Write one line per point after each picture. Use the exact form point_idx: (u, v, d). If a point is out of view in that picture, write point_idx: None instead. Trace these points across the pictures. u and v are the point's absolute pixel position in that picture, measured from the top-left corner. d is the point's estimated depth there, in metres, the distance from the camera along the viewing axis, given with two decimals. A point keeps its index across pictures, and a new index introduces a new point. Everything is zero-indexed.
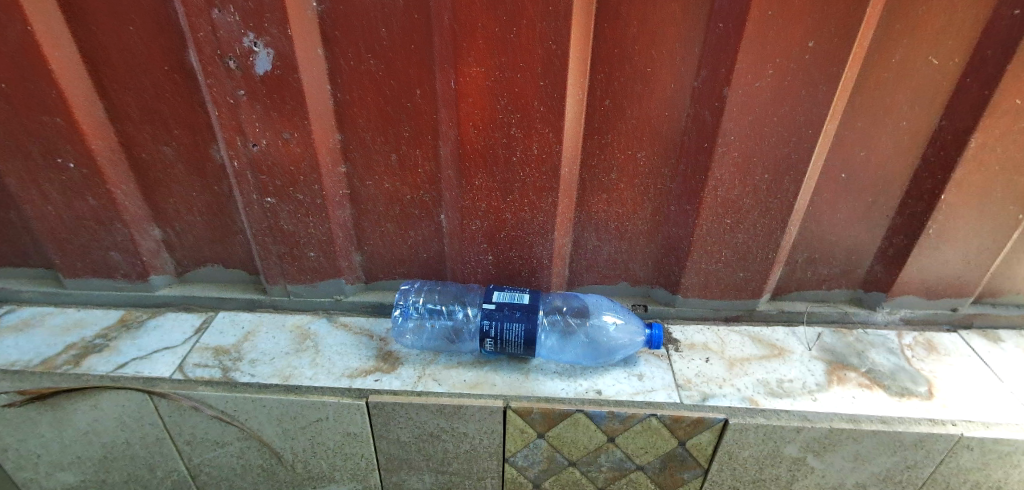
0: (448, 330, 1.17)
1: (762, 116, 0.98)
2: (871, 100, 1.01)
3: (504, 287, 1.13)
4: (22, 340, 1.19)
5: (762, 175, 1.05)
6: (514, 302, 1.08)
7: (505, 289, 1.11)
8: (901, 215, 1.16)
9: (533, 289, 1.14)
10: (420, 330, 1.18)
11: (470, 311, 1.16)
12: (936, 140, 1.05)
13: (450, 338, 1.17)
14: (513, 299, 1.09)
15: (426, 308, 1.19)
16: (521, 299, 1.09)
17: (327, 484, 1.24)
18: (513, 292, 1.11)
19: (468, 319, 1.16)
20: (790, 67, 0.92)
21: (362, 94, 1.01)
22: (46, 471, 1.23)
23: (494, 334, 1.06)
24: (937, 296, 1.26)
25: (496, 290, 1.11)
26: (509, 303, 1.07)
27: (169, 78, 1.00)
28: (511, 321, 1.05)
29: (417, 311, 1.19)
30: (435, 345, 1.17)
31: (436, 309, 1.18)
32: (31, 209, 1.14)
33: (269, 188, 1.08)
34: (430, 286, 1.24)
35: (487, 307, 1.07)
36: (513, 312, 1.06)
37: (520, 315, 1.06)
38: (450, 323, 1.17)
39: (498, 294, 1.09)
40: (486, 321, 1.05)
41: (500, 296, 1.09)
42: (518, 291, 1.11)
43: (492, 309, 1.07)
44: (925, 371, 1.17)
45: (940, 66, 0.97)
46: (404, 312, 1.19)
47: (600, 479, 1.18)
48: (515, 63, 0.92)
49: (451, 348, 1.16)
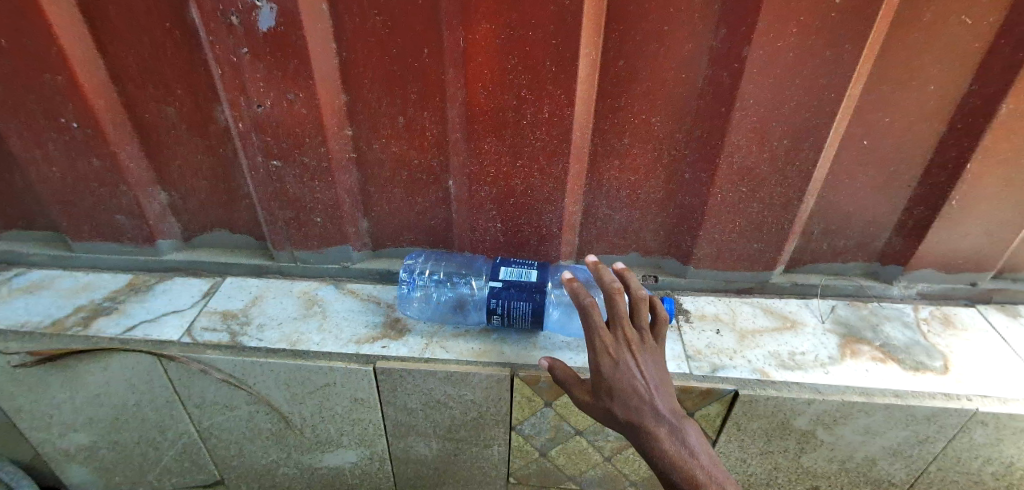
0: (456, 301, 1.15)
1: (783, 78, 0.94)
2: (900, 63, 0.96)
3: (512, 260, 1.10)
4: (32, 302, 1.19)
5: (780, 142, 1.02)
6: (523, 281, 1.05)
7: (513, 265, 1.08)
8: (922, 185, 1.12)
9: (542, 263, 1.10)
10: (428, 302, 1.17)
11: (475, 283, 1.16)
12: (965, 106, 1.00)
13: (459, 310, 1.15)
14: (521, 277, 1.05)
15: (433, 279, 1.19)
16: (530, 276, 1.05)
17: (336, 449, 1.26)
18: (521, 267, 1.08)
19: (477, 291, 1.15)
20: (816, 25, 0.88)
21: (367, 53, 0.97)
22: (59, 432, 1.25)
23: (500, 310, 1.04)
24: (955, 270, 1.23)
25: (503, 264, 1.08)
26: (517, 282, 1.04)
27: (170, 35, 0.97)
28: (519, 299, 1.04)
29: (425, 281, 1.19)
30: (443, 315, 1.16)
31: (442, 281, 1.18)
32: (37, 171, 1.13)
33: (274, 151, 1.06)
34: (438, 256, 1.24)
35: (494, 285, 1.04)
36: (520, 291, 1.04)
37: (528, 294, 1.03)
38: (458, 295, 1.16)
39: (506, 270, 1.06)
40: (493, 298, 1.04)
41: (508, 273, 1.06)
42: (528, 266, 1.08)
43: (499, 287, 1.04)
44: (942, 346, 1.15)
45: (976, 27, 0.91)
46: (410, 283, 1.19)
47: (606, 449, 1.19)
48: (526, 20, 0.88)
49: (459, 317, 1.15)
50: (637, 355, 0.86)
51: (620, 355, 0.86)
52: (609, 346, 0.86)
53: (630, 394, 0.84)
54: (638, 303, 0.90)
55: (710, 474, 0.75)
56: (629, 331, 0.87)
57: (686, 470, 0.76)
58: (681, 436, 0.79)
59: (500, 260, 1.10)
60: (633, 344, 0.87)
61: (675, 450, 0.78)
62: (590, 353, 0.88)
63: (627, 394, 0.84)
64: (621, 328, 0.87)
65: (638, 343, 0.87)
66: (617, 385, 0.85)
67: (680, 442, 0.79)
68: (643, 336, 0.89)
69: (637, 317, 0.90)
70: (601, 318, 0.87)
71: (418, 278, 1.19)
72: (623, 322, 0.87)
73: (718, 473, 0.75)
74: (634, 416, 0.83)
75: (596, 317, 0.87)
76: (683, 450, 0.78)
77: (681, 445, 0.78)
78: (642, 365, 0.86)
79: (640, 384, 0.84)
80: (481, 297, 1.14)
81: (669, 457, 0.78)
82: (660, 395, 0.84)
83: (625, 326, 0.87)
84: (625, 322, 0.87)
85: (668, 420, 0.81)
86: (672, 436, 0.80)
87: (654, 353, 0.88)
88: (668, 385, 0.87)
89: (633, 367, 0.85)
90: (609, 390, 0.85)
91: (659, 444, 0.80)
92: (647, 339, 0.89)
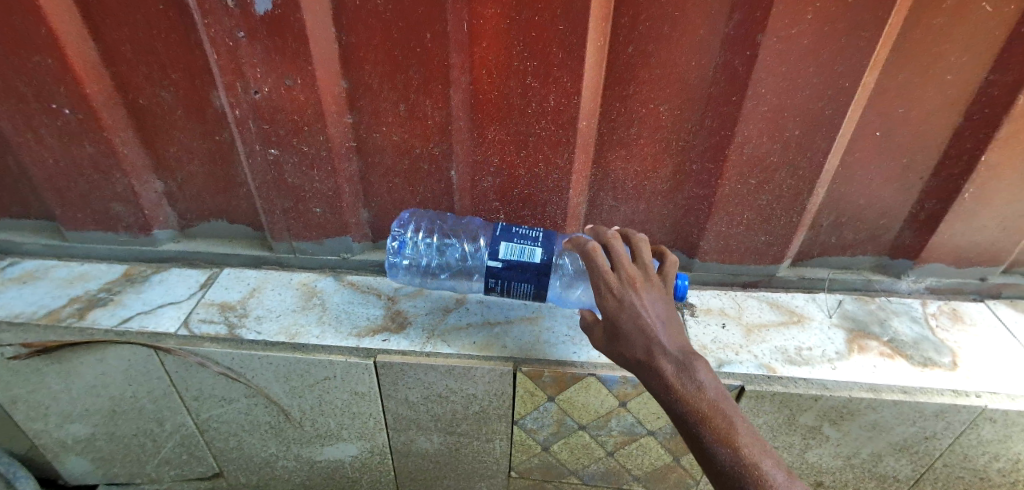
0: (454, 266, 1.16)
1: (798, 66, 0.91)
2: (919, 51, 0.93)
3: (513, 232, 1.01)
4: (26, 291, 1.18)
5: (792, 131, 0.99)
6: (524, 261, 0.99)
7: (514, 239, 1.00)
8: (936, 178, 1.10)
9: (547, 233, 1.02)
10: (424, 267, 1.18)
11: (466, 246, 1.14)
12: (983, 96, 0.97)
13: (459, 274, 1.17)
14: (522, 257, 0.99)
15: (424, 243, 1.17)
16: (533, 256, 0.99)
17: (336, 442, 1.24)
18: (523, 243, 1.00)
19: (468, 253, 1.14)
20: (834, 10, 0.85)
21: (368, 37, 0.94)
22: (56, 423, 1.23)
23: (500, 289, 1.02)
24: (966, 264, 1.21)
25: (503, 238, 1.00)
26: (518, 262, 0.99)
27: (165, 16, 0.94)
28: (520, 281, 1.00)
29: (417, 243, 1.17)
30: (442, 277, 1.18)
31: (434, 245, 1.15)
32: (30, 157, 1.11)
33: (272, 138, 1.04)
34: (431, 220, 1.18)
35: (493, 265, 0.99)
36: (521, 272, 0.99)
37: (530, 277, 1.00)
38: (455, 261, 1.15)
39: (506, 248, 0.99)
40: (492, 279, 1.00)
41: (508, 251, 0.99)
42: (531, 242, 1.00)
43: (499, 267, 0.99)
44: (950, 341, 1.13)
45: (997, 14, 0.88)
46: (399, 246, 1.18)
47: (609, 443, 1.17)
48: (533, 3, 0.84)
49: (460, 281, 1.18)
50: (642, 293, 0.83)
51: (624, 293, 0.83)
52: (614, 286, 0.83)
53: (636, 332, 0.80)
54: (640, 249, 0.90)
55: (717, 407, 0.72)
56: (633, 273, 0.85)
57: (694, 405, 0.73)
58: (690, 371, 0.75)
59: (500, 230, 1.01)
60: (637, 284, 0.84)
61: (684, 385, 0.74)
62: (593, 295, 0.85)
63: (632, 331, 0.80)
64: (624, 269, 0.85)
65: (643, 283, 0.84)
66: (622, 324, 0.81)
67: (688, 376, 0.75)
68: (648, 277, 0.86)
69: (640, 261, 0.89)
70: (604, 261, 0.85)
71: (410, 239, 1.17)
72: (625, 265, 0.86)
73: (728, 405, 0.73)
74: (640, 353, 0.79)
75: (598, 260, 0.85)
76: (691, 386, 0.74)
77: (689, 380, 0.75)
78: (648, 304, 0.82)
79: (647, 321, 0.80)
80: (480, 265, 1.15)
81: (677, 392, 0.74)
82: (666, 330, 0.80)
83: (628, 268, 0.85)
84: (628, 265, 0.86)
85: (676, 356, 0.77)
86: (680, 372, 0.76)
87: (660, 292, 0.85)
88: (679, 325, 0.82)
89: (639, 306, 0.81)
90: (613, 329, 0.82)
91: (666, 380, 0.76)
92: (653, 281, 0.86)
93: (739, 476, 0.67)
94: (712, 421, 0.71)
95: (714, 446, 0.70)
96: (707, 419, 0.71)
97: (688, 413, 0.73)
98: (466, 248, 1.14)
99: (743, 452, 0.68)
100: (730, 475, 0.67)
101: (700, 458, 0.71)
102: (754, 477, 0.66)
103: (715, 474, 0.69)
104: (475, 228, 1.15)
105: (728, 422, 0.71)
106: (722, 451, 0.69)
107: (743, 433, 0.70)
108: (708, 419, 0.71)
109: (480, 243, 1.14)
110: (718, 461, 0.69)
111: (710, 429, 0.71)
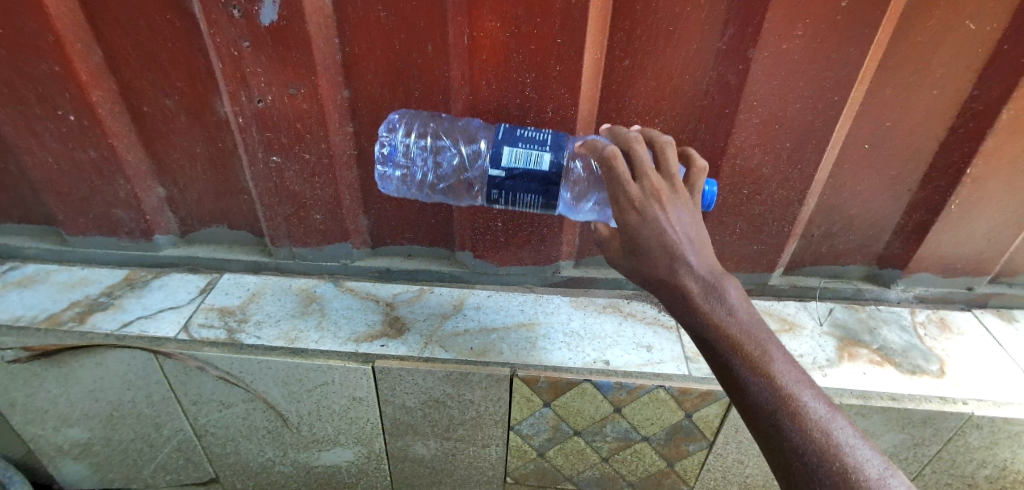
0: (452, 170, 1.05)
1: (788, 80, 0.94)
2: (905, 66, 0.96)
3: (518, 135, 0.90)
4: (26, 295, 1.18)
5: (783, 143, 1.02)
6: (531, 169, 0.89)
7: (519, 144, 0.89)
8: (924, 189, 1.12)
9: (557, 136, 0.91)
10: (418, 177, 1.08)
11: (465, 149, 1.02)
12: (968, 110, 1.00)
13: (458, 180, 1.07)
14: (529, 165, 0.88)
15: (416, 148, 1.03)
16: (541, 162, 0.88)
17: (333, 447, 1.25)
18: (529, 148, 0.88)
19: (467, 156, 1.02)
20: (823, 26, 0.87)
21: (370, 47, 0.96)
22: (53, 427, 1.24)
23: (504, 201, 0.92)
24: (953, 274, 1.24)
25: (506, 144, 0.89)
26: (524, 170, 0.89)
27: (170, 25, 0.95)
28: (526, 191, 0.90)
29: (409, 147, 1.04)
30: (438, 185, 1.08)
31: (428, 148, 1.03)
32: (34, 162, 1.12)
33: (274, 146, 1.05)
34: (425, 118, 1.03)
35: (496, 175, 0.89)
36: (528, 181, 0.89)
37: (537, 187, 0.90)
38: (452, 165, 1.04)
39: (510, 154, 0.88)
40: (495, 190, 0.90)
41: (512, 158, 0.88)
42: (539, 147, 0.89)
43: (503, 177, 0.89)
44: (938, 349, 1.15)
45: (980, 31, 0.91)
46: (391, 151, 1.05)
47: (605, 449, 1.19)
48: (531, 16, 0.87)
49: (459, 190, 1.08)
50: (668, 205, 0.70)
51: (648, 207, 0.70)
52: (636, 198, 0.70)
53: (659, 250, 0.69)
54: (665, 153, 0.76)
55: (749, 334, 0.65)
56: (659, 183, 0.72)
57: (724, 332, 0.65)
58: (720, 295, 0.67)
59: (503, 135, 0.90)
60: (663, 194, 0.71)
61: (713, 310, 0.67)
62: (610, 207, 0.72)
63: (656, 248, 0.69)
64: (648, 178, 0.72)
65: (669, 193, 0.71)
66: (644, 242, 0.70)
67: (718, 300, 0.67)
68: (675, 186, 0.73)
69: (666, 166, 0.75)
70: (625, 169, 0.72)
71: (399, 143, 1.04)
72: (648, 174, 0.72)
73: (765, 336, 0.66)
74: (665, 274, 0.69)
75: (617, 167, 0.72)
76: (721, 310, 0.66)
77: (718, 304, 0.67)
78: (675, 220, 0.70)
79: (673, 239, 0.69)
80: (480, 172, 1.03)
81: (709, 319, 0.67)
82: (694, 250, 0.70)
83: (653, 177, 0.72)
84: (653, 173, 0.72)
85: (705, 279, 0.68)
86: (708, 296, 0.67)
87: (688, 204, 0.73)
88: (705, 241, 0.72)
89: (665, 222, 0.69)
90: (634, 245, 0.71)
91: (694, 304, 0.68)
92: (680, 192, 0.73)
93: (774, 411, 0.61)
94: (748, 352, 0.64)
95: (746, 376, 0.63)
96: (740, 347, 0.65)
97: (720, 343, 0.66)
98: (464, 152, 1.02)
99: (779, 385, 0.62)
100: (763, 410, 0.62)
101: (729, 389, 0.66)
102: (790, 412, 0.61)
103: (744, 404, 0.64)
104: (474, 130, 1.01)
105: (764, 354, 0.64)
106: (755, 381, 0.63)
107: (780, 365, 0.64)
108: (743, 351, 0.64)
109: (480, 146, 1.01)
110: (751, 395, 0.63)
111: (744, 363, 0.64)
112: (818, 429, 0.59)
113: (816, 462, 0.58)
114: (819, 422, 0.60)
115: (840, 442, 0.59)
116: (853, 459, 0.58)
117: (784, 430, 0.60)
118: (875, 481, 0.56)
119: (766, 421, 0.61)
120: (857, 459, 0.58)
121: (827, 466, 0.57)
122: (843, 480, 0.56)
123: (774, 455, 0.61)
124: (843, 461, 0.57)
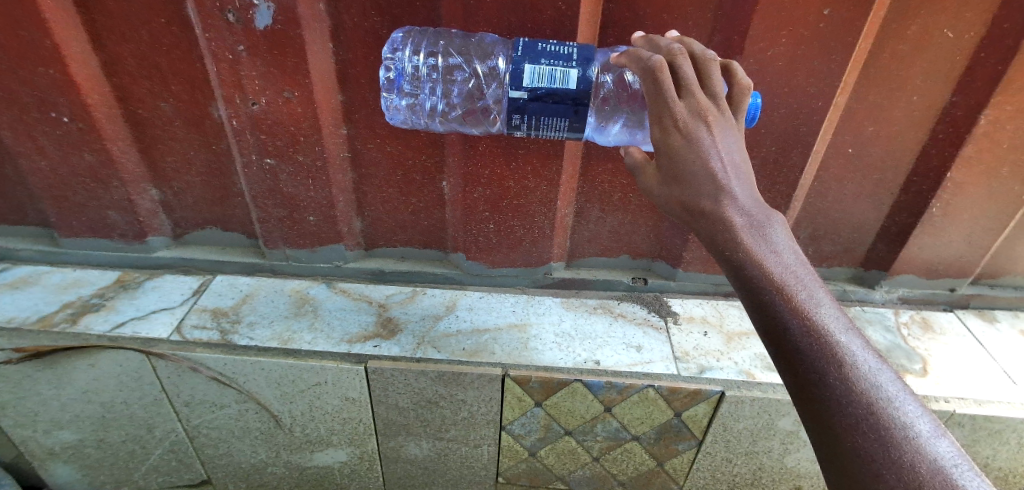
0: (466, 95, 0.98)
1: (774, 87, 0.96)
2: (886, 74, 0.99)
3: (540, 50, 0.84)
4: (19, 297, 1.18)
5: (769, 148, 1.04)
6: (556, 89, 0.83)
7: (542, 61, 0.83)
8: (906, 193, 1.15)
9: (582, 50, 0.85)
10: (428, 106, 1.00)
11: (480, 66, 0.93)
12: (947, 117, 1.03)
13: (473, 106, 0.99)
14: (554, 83, 0.83)
15: (426, 67, 0.94)
16: (566, 79, 0.82)
17: (325, 448, 1.26)
18: (553, 62, 0.83)
19: (483, 75, 0.94)
20: (807, 35, 0.90)
21: (365, 52, 0.97)
22: (44, 429, 1.23)
23: (527, 127, 0.87)
24: (936, 276, 1.27)
25: (527, 61, 0.82)
26: (548, 90, 0.83)
27: (167, 30, 0.96)
28: (552, 114, 0.85)
29: (418, 67, 0.94)
30: (451, 114, 1.01)
31: (439, 67, 0.95)
32: (27, 165, 1.12)
33: (269, 149, 1.06)
34: (434, 33, 0.92)
35: (518, 97, 0.83)
36: (553, 102, 0.84)
37: (564, 107, 0.84)
38: (466, 88, 0.97)
39: (533, 72, 0.82)
40: (518, 114, 0.85)
41: (535, 76, 0.82)
42: (563, 62, 0.83)
43: (525, 99, 0.83)
44: (921, 349, 1.18)
45: (957, 40, 0.94)
46: (400, 72, 0.95)
47: (595, 449, 1.20)
48: (523, 23, 0.89)
49: (474, 118, 1.00)
50: (715, 127, 0.64)
51: (694, 128, 0.64)
52: (681, 117, 0.64)
53: (702, 177, 0.63)
54: (709, 71, 0.70)
55: (795, 273, 0.58)
56: (705, 103, 0.65)
57: (768, 269, 0.57)
58: (765, 232, 0.60)
59: (523, 50, 0.83)
60: (709, 114, 0.64)
61: (757, 244, 0.59)
62: (650, 126, 0.66)
63: (699, 176, 0.64)
64: (694, 96, 0.65)
65: (715, 113, 0.65)
66: (685, 165, 0.64)
67: (762, 235, 0.60)
68: (720, 108, 0.67)
69: (710, 86, 0.68)
70: (670, 84, 0.66)
71: (407, 64, 0.94)
72: (694, 93, 0.66)
73: (809, 277, 0.58)
74: (705, 201, 0.63)
75: (664, 81, 0.66)
76: (765, 246, 0.59)
77: (763, 240, 0.59)
78: (722, 144, 0.64)
79: (717, 166, 0.63)
80: (497, 93, 0.96)
81: (750, 254, 0.59)
82: (740, 182, 0.64)
83: (700, 96, 0.65)
84: (699, 92, 0.66)
85: (750, 212, 0.61)
86: (753, 230, 0.60)
87: (735, 129, 0.67)
88: (749, 172, 0.66)
89: (710, 145, 0.63)
90: (672, 171, 0.66)
91: (736, 236, 0.60)
92: (725, 114, 0.66)
93: (820, 359, 0.53)
94: (791, 292, 0.56)
95: (790, 318, 0.55)
96: (785, 287, 0.56)
97: (761, 280, 0.57)
98: (480, 71, 0.94)
99: (828, 335, 0.54)
100: (806, 357, 0.53)
101: (764, 334, 0.57)
102: (836, 361, 0.52)
103: (785, 355, 0.55)
104: (491, 45, 0.91)
105: (808, 297, 0.56)
106: (802, 327, 0.54)
107: (826, 310, 0.56)
108: (785, 290, 0.56)
109: (497, 63, 0.92)
110: (793, 340, 0.54)
111: (788, 303, 0.55)
112: (866, 381, 0.51)
113: (863, 418, 0.50)
114: (867, 375, 0.52)
115: (891, 399, 0.51)
116: (903, 418, 0.50)
117: (828, 380, 0.52)
118: (927, 443, 0.48)
119: (807, 370, 0.53)
120: (908, 419, 0.50)
121: (875, 423, 0.49)
122: (891, 439, 0.48)
123: (811, 411, 0.53)
124: (893, 419, 0.49)
